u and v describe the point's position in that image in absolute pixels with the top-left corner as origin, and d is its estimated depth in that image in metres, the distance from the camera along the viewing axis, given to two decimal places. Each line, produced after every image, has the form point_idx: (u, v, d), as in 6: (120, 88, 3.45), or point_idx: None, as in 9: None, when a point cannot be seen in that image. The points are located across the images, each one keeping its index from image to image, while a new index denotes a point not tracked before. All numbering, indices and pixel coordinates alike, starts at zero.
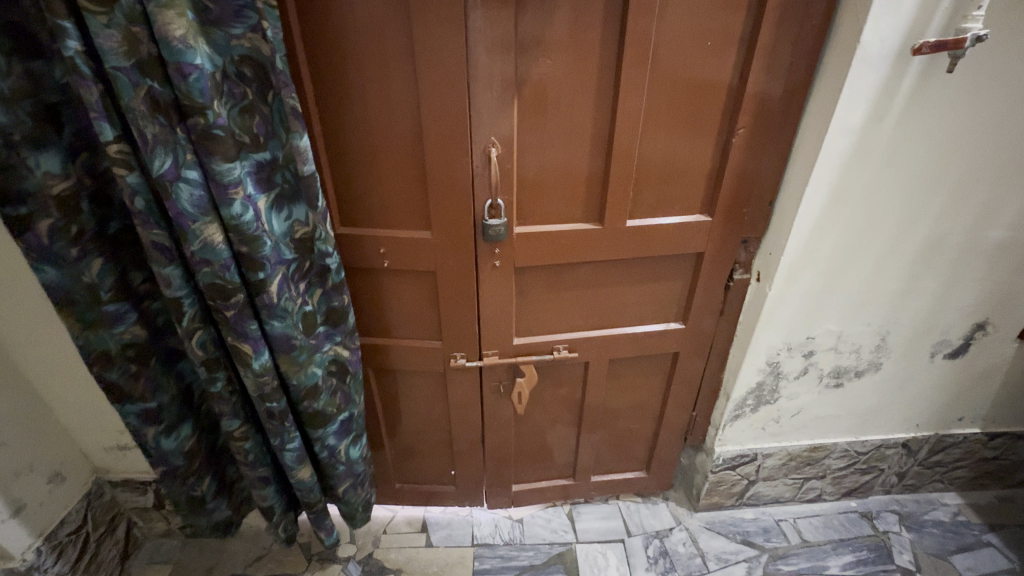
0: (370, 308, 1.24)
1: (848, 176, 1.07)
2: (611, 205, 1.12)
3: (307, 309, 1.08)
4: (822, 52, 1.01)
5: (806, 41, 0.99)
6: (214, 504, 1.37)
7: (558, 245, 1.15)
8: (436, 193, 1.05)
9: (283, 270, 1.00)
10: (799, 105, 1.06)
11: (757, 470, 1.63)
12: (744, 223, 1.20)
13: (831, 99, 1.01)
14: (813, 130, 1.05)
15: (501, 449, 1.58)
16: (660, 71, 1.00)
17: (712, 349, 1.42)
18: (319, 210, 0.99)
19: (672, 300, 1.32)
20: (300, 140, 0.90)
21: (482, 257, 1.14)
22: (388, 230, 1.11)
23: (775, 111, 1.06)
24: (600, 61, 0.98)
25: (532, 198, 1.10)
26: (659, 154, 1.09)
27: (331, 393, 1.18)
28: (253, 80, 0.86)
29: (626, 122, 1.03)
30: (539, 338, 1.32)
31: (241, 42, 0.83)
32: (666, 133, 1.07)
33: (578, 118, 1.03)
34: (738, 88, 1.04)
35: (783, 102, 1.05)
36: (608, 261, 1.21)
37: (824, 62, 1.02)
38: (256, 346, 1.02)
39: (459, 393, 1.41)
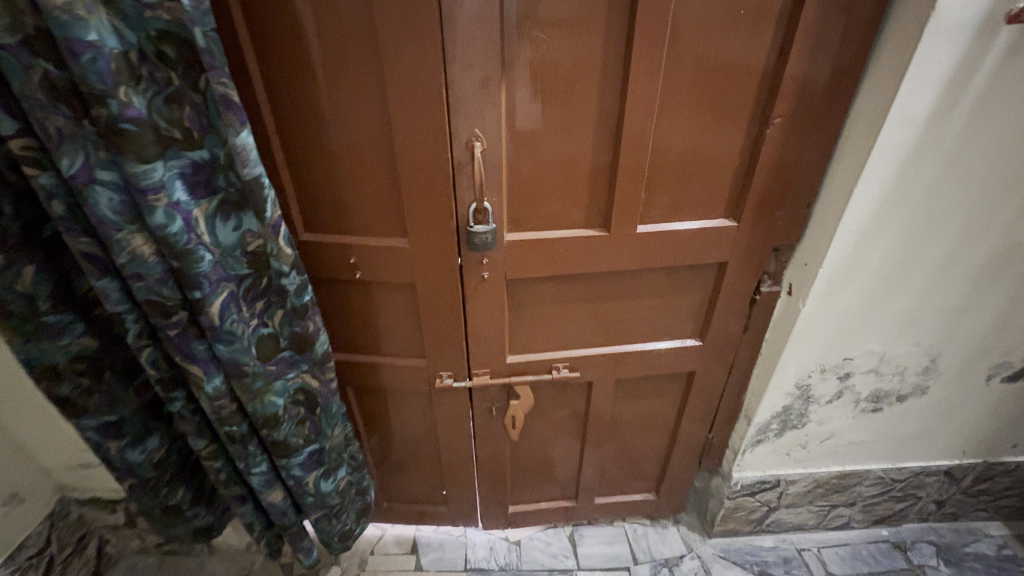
0: (344, 322, 1.11)
1: (905, 176, 0.89)
2: (620, 209, 0.95)
3: (264, 332, 0.92)
4: (882, 23, 0.82)
5: (863, 10, 0.80)
6: (194, 512, 1.22)
7: (557, 255, 1.00)
8: (413, 197, 0.90)
9: (231, 288, 0.84)
10: (848, 89, 0.87)
11: (779, 497, 1.48)
12: (775, 228, 1.02)
13: (891, 82, 0.82)
14: (866, 119, 0.87)
15: (495, 470, 1.45)
16: (681, 48, 0.82)
17: (732, 368, 1.26)
18: (273, 217, 0.82)
19: (688, 315, 1.16)
20: (236, 137, 0.73)
21: (469, 268, 0.99)
22: (359, 238, 0.97)
23: (820, 96, 0.87)
24: (608, 37, 0.80)
25: (526, 202, 0.94)
26: (677, 150, 0.92)
27: (295, 424, 1.04)
28: (178, 62, 0.70)
29: (638, 110, 0.86)
30: (536, 356, 1.17)
31: (158, 13, 0.66)
32: (686, 124, 0.89)
33: (581, 109, 0.86)
34: (776, 69, 0.86)
35: (829, 85, 0.86)
36: (614, 272, 1.05)
37: (884, 35, 0.83)
38: (206, 369, 0.88)
39: (449, 414, 1.27)
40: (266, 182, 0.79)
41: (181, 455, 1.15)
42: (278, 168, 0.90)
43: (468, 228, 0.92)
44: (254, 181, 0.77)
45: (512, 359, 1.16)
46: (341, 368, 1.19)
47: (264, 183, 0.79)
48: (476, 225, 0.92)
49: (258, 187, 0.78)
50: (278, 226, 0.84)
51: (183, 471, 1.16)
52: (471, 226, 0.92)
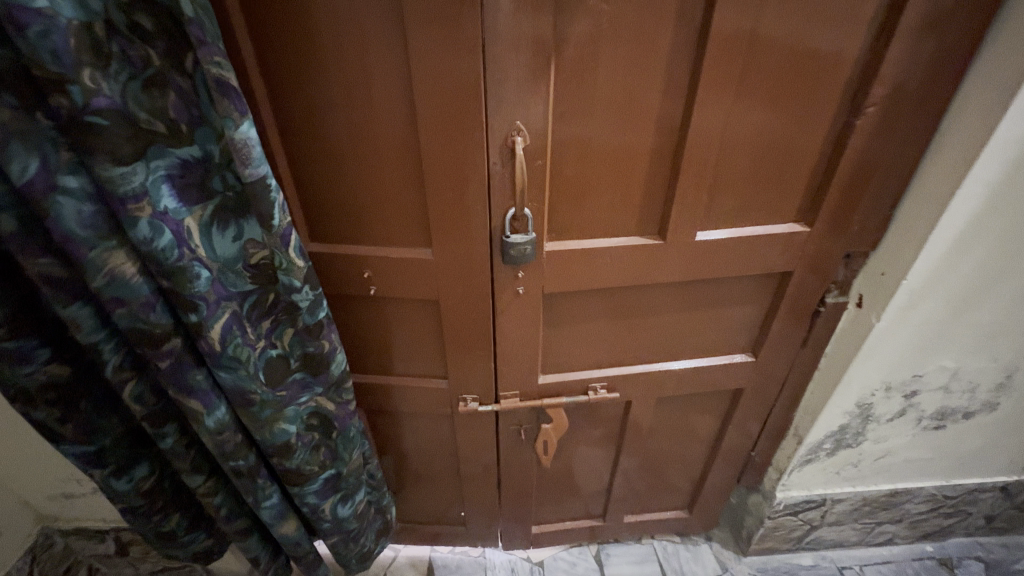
0: (355, 342, 0.97)
1: (1014, 175, 0.76)
2: (678, 215, 0.83)
3: (273, 355, 0.77)
4: None
5: None
6: (190, 537, 1.09)
7: (603, 267, 0.87)
8: (439, 202, 0.76)
9: (233, 308, 0.69)
10: (956, 74, 0.74)
11: (822, 516, 1.38)
12: (849, 234, 0.90)
13: (1013, 65, 0.69)
14: (975, 109, 0.74)
15: (519, 491, 1.34)
16: (769, 23, 0.68)
17: (784, 384, 1.14)
18: (281, 223, 0.66)
19: (741, 328, 1.04)
20: (235, 131, 0.57)
21: (502, 283, 0.86)
22: (376, 250, 0.83)
23: (925, 82, 0.74)
24: (680, 11, 0.66)
25: (571, 206, 0.81)
26: (748, 146, 0.79)
27: (309, 450, 0.89)
28: (157, 38, 0.55)
29: (709, 99, 0.72)
30: (571, 376, 1.04)
31: None
32: (761, 116, 0.76)
33: (641, 99, 0.73)
34: (873, 50, 0.72)
35: (935, 68, 0.73)
36: (664, 285, 0.93)
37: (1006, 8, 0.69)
38: (206, 401, 0.72)
39: (471, 437, 1.15)
40: (274, 185, 0.63)
41: (173, 485, 1.01)
42: (280, 170, 0.76)
43: (503, 238, 0.78)
44: (258, 183, 0.61)
45: (545, 380, 1.04)
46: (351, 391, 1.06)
47: (271, 186, 0.62)
48: (512, 234, 0.79)
49: (264, 191, 0.62)
50: (287, 236, 0.67)
51: (176, 496, 1.03)
52: (507, 236, 0.78)
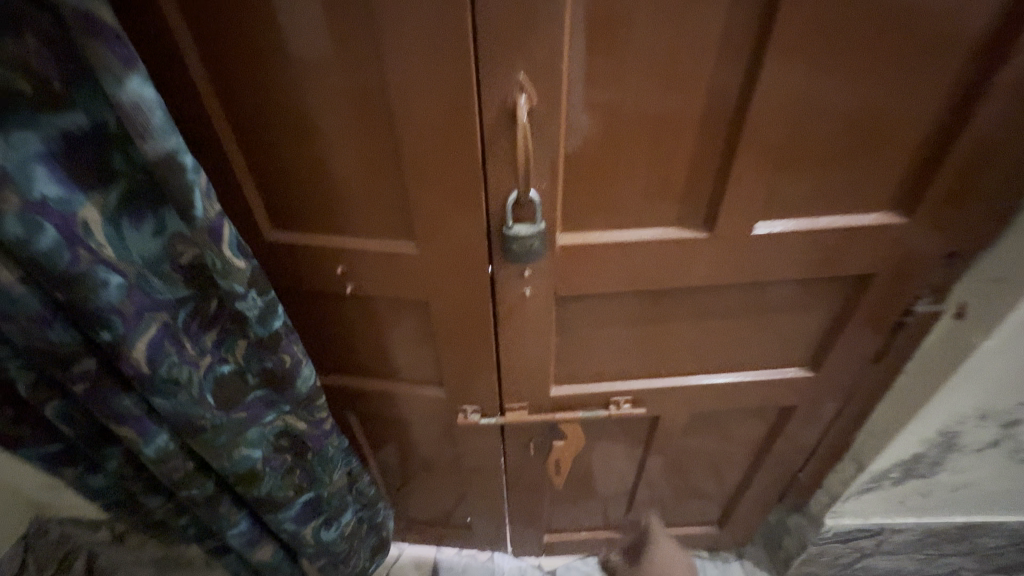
0: (337, 343, 0.84)
1: None
2: (732, 200, 0.64)
3: (223, 371, 0.67)
4: None
5: None
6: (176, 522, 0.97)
7: (631, 265, 0.70)
8: (419, 184, 0.61)
9: (164, 319, 0.59)
10: None
11: (876, 544, 1.20)
12: (959, 228, 0.69)
13: None
14: None
15: (530, 502, 1.21)
16: None
17: (846, 402, 0.96)
18: (208, 214, 0.53)
19: (799, 338, 0.85)
20: (119, 88, 0.44)
21: (504, 282, 0.69)
22: (349, 241, 0.69)
23: None
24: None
25: (593, 189, 0.64)
26: (835, 110, 0.58)
27: (281, 475, 0.80)
28: None
29: (787, 44, 0.52)
30: (590, 388, 0.89)
31: None
32: (861, 69, 0.55)
33: (692, 44, 0.53)
34: None
35: None
36: (706, 286, 0.75)
37: None
38: (141, 428, 0.63)
39: (474, 447, 1.02)
40: (191, 164, 0.49)
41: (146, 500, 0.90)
42: (227, 141, 0.61)
43: (504, 228, 0.61)
44: (166, 159, 0.48)
45: (558, 392, 0.88)
46: (338, 395, 0.93)
47: (186, 165, 0.49)
48: (514, 223, 0.62)
49: (176, 171, 0.48)
50: (217, 230, 0.54)
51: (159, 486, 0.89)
52: (507, 226, 0.61)
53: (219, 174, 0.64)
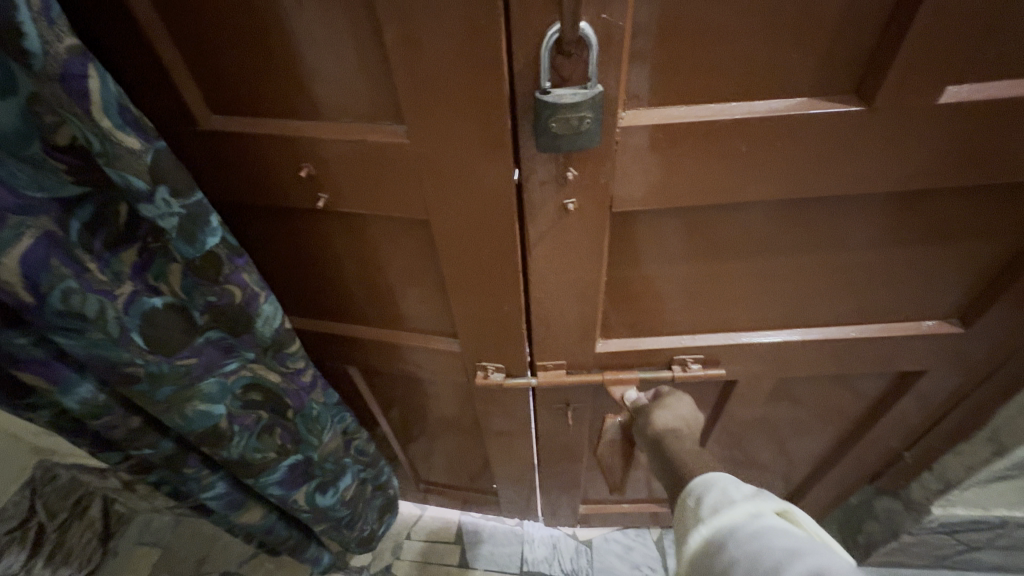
0: (323, 276, 0.66)
1: None
2: (918, 46, 0.39)
3: (155, 306, 0.51)
4: None
5: None
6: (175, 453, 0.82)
7: (729, 165, 0.47)
8: (391, 20, 0.38)
9: (48, 228, 0.41)
10: None
11: (990, 537, 1.00)
12: None
13: None
14: None
15: (566, 471, 1.04)
16: None
17: (996, 371, 0.71)
18: (56, 53, 0.35)
19: (949, 281, 0.61)
20: None
21: (538, 190, 0.48)
22: (311, 127, 0.48)
23: None
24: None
25: (680, 32, 0.40)
26: None
27: (255, 437, 0.65)
28: None
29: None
30: (647, 344, 0.68)
31: None
32: None
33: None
34: None
35: None
36: (833, 200, 0.51)
37: None
38: (54, 378, 0.48)
39: (499, 413, 0.85)
40: None
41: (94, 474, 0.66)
42: None
43: (538, 93, 0.40)
44: None
45: (606, 349, 0.68)
46: (332, 345, 0.76)
47: None
48: (553, 87, 0.40)
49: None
50: (76, 81, 0.36)
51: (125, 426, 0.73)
52: (542, 89, 0.39)
53: (113, 23, 0.43)
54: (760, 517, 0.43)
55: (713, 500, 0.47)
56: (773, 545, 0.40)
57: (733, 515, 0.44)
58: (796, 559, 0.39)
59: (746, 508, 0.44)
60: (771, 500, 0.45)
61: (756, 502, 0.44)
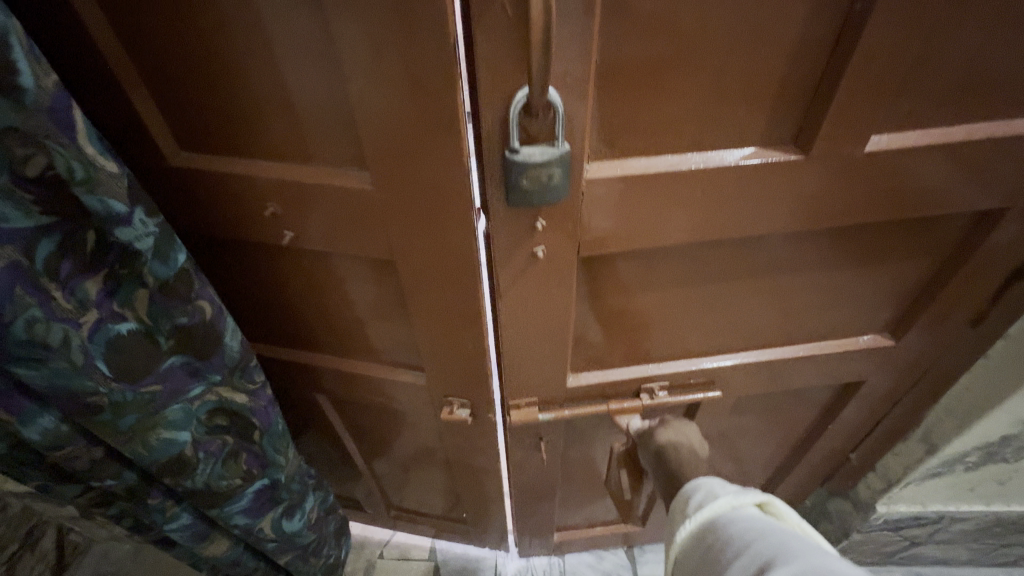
0: (296, 309, 0.66)
1: None
2: (840, 103, 0.45)
3: (121, 333, 0.47)
4: None
5: None
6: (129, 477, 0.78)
7: (684, 212, 0.51)
8: (363, 78, 0.40)
9: (13, 258, 0.39)
10: None
11: (929, 531, 1.08)
12: None
13: None
14: None
15: (538, 506, 1.04)
16: None
17: (924, 378, 0.79)
18: (45, 88, 0.36)
19: (879, 301, 0.68)
20: None
21: (508, 236, 0.50)
22: (283, 169, 0.49)
23: None
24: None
25: (635, 95, 0.44)
26: None
27: (220, 464, 0.61)
28: None
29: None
30: (616, 374, 0.72)
31: None
32: None
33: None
34: None
35: None
36: (775, 235, 0.57)
37: None
38: (15, 407, 0.46)
39: (466, 447, 0.85)
40: None
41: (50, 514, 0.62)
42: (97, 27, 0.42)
43: (507, 153, 0.43)
44: None
45: (578, 382, 0.71)
46: (304, 376, 0.76)
47: None
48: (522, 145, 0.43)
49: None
50: (61, 112, 0.37)
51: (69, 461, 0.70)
52: (512, 149, 0.43)
53: (94, 73, 0.44)
54: (739, 509, 0.48)
55: (700, 498, 0.52)
56: (744, 528, 0.45)
57: (715, 507, 0.49)
58: (762, 538, 0.43)
59: (728, 500, 0.49)
60: (753, 493, 0.49)
61: (737, 496, 0.49)
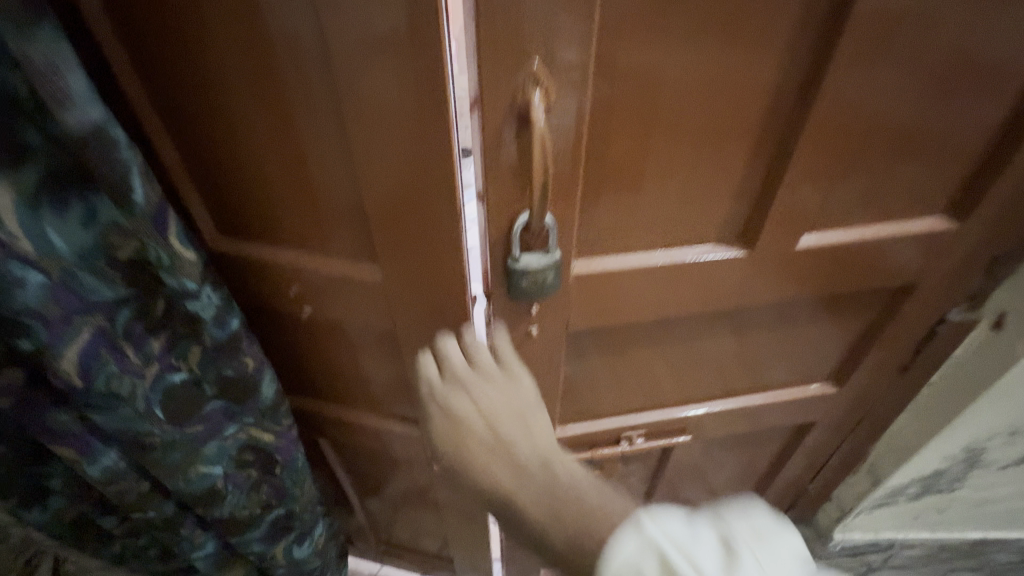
0: (313, 367, 0.75)
1: None
2: (772, 215, 0.57)
3: (176, 383, 0.55)
4: None
5: None
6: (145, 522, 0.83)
7: (654, 294, 0.62)
8: (388, 206, 0.51)
9: (101, 324, 0.47)
10: None
11: (883, 556, 1.18)
12: (996, 244, 0.64)
13: None
14: None
15: (523, 544, 1.10)
16: None
17: (864, 419, 0.90)
18: (149, 200, 0.42)
19: (821, 356, 0.80)
20: (24, 42, 0.32)
21: (505, 315, 0.60)
22: (316, 261, 0.59)
23: None
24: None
25: (608, 209, 0.55)
26: (890, 120, 0.52)
27: (245, 493, 0.69)
28: None
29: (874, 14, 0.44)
30: (599, 425, 0.81)
31: None
32: (915, 79, 0.49)
33: (758, 12, 0.43)
34: None
35: None
36: (729, 308, 0.68)
37: None
38: (85, 449, 0.54)
39: (456, 489, 0.92)
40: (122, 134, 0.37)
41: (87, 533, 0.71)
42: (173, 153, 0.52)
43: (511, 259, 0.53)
44: (94, 135, 0.36)
45: (565, 435, 0.81)
46: (317, 421, 0.84)
47: (118, 137, 0.37)
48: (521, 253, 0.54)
49: (107, 147, 0.37)
50: (159, 217, 0.43)
51: None
52: (513, 257, 0.53)
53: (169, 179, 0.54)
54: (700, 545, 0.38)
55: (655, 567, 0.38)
56: None
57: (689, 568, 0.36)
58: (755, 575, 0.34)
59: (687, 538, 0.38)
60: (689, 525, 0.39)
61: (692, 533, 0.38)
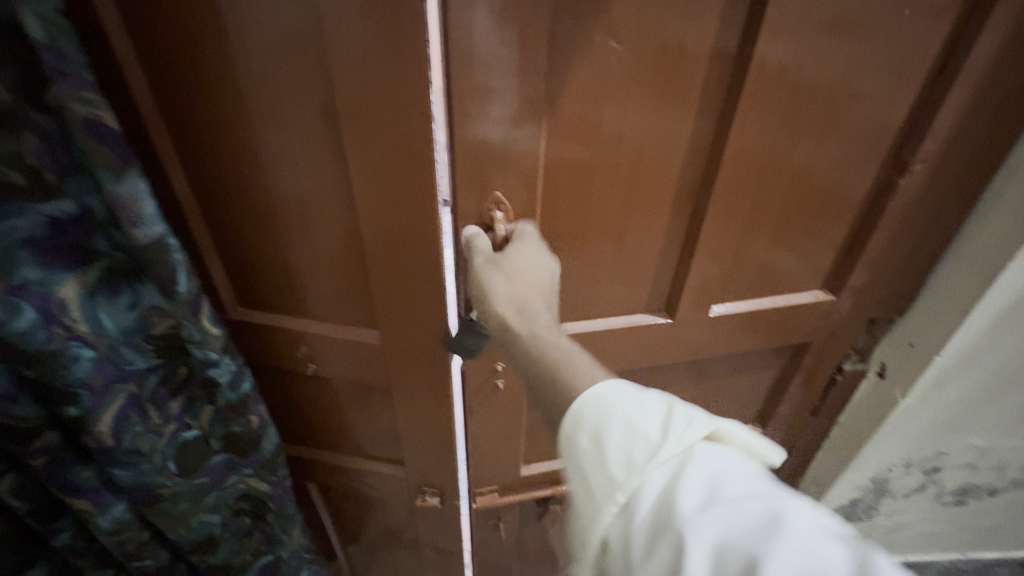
0: (306, 419, 0.85)
1: None
2: (685, 287, 0.72)
3: (188, 438, 0.66)
4: None
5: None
6: None
7: (598, 350, 0.76)
8: (391, 286, 0.63)
9: (133, 391, 0.58)
10: (988, 158, 0.66)
11: None
12: (867, 308, 0.80)
13: None
14: (1006, 196, 0.66)
15: None
16: (788, 104, 0.59)
17: (790, 452, 1.03)
18: (189, 291, 0.55)
19: (747, 400, 0.93)
20: (116, 184, 0.46)
21: (474, 371, 0.72)
22: (316, 326, 0.70)
23: (956, 165, 0.66)
24: (728, 22, 0.53)
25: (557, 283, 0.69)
26: (767, 218, 0.69)
27: (237, 540, 0.78)
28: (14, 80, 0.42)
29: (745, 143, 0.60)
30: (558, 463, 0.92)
31: None
32: (779, 191, 0.66)
33: (656, 150, 0.60)
34: (897, 132, 0.64)
35: (966, 151, 0.65)
36: (663, 361, 0.81)
37: None
38: (99, 500, 0.62)
39: (429, 528, 0.99)
40: (176, 242, 0.52)
41: None
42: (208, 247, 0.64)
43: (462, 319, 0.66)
44: (155, 244, 0.50)
45: (529, 472, 0.90)
46: (306, 467, 0.93)
47: (172, 246, 0.51)
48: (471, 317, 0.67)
49: (163, 253, 0.51)
50: (195, 303, 0.56)
51: None
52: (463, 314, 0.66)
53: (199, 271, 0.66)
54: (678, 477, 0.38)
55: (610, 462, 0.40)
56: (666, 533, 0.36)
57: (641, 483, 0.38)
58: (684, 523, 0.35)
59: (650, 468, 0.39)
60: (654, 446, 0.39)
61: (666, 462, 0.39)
